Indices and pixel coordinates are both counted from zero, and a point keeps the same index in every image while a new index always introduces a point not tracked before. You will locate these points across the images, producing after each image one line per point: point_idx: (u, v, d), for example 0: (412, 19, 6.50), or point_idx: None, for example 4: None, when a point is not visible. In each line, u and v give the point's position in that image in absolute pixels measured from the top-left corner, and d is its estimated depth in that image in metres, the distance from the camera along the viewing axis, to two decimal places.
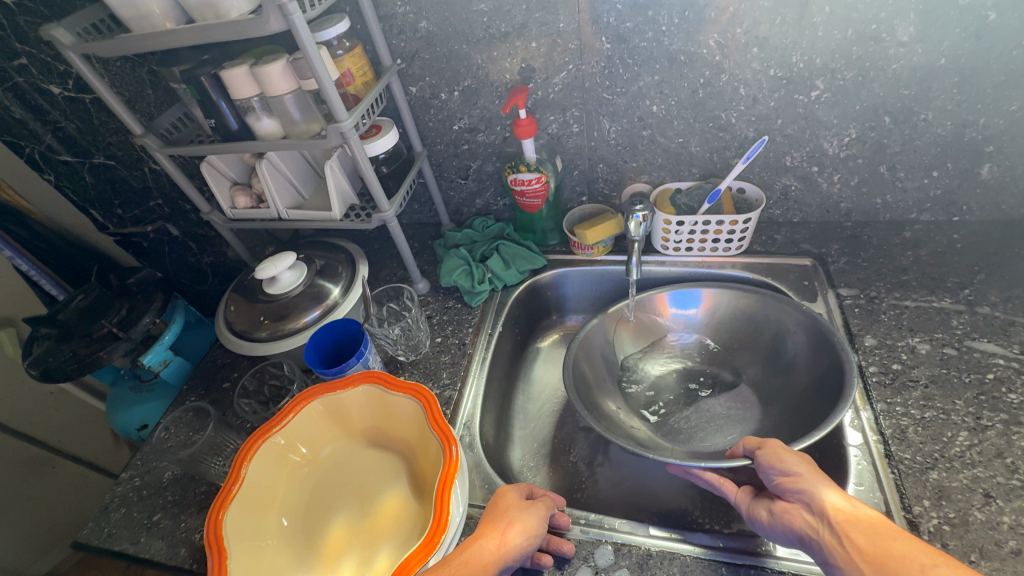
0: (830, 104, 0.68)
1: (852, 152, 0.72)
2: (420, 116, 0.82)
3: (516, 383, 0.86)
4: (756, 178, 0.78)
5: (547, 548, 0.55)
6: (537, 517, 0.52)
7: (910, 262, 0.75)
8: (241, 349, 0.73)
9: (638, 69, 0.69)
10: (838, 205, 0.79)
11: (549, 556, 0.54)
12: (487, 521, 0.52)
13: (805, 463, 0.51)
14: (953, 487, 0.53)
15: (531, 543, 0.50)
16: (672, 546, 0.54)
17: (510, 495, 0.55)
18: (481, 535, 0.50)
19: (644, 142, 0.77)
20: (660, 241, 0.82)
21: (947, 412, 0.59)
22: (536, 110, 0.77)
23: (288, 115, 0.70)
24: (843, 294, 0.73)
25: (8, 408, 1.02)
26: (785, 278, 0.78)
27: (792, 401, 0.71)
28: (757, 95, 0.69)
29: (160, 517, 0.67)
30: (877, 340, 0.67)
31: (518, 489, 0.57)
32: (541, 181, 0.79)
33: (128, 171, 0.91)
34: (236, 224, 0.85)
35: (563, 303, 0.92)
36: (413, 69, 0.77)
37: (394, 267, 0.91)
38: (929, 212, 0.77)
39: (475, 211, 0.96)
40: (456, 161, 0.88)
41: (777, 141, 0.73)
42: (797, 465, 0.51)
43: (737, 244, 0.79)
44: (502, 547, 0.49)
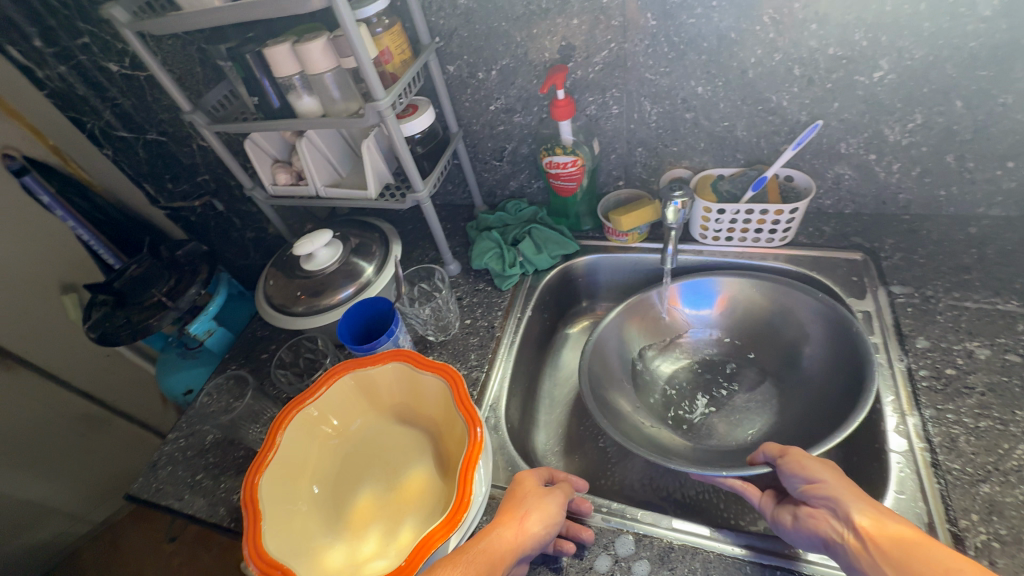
0: (894, 87, 0.63)
1: (916, 139, 0.67)
2: (456, 96, 0.82)
3: (543, 367, 0.85)
4: (807, 166, 0.74)
5: (567, 535, 0.55)
6: (555, 504, 0.53)
7: (973, 260, 0.69)
8: (278, 323, 0.76)
9: (683, 48, 0.66)
10: (896, 196, 0.74)
11: (569, 542, 0.54)
12: (505, 506, 0.53)
13: (828, 471, 0.50)
14: (1006, 502, 0.50)
15: (550, 531, 0.51)
16: (695, 541, 0.53)
17: (528, 481, 0.56)
18: (501, 522, 0.50)
19: (687, 126, 0.74)
20: (698, 230, 0.79)
21: (1005, 423, 0.55)
22: (575, 91, 0.75)
23: (327, 94, 0.70)
24: (895, 292, 0.68)
25: (72, 368, 1.11)
26: (832, 272, 0.73)
27: (813, 397, 0.69)
28: (813, 76, 0.65)
29: (202, 476, 0.71)
30: (930, 343, 0.62)
31: (536, 475, 0.57)
32: (577, 164, 0.77)
33: (178, 147, 0.95)
34: (277, 200, 0.87)
35: (593, 290, 0.90)
36: (451, 48, 0.76)
37: (427, 248, 0.92)
38: (999, 207, 0.71)
39: (509, 193, 0.95)
40: (491, 143, 0.87)
41: (832, 126, 0.68)
42: (819, 473, 0.50)
43: (781, 235, 0.75)
44: (520, 536, 0.49)
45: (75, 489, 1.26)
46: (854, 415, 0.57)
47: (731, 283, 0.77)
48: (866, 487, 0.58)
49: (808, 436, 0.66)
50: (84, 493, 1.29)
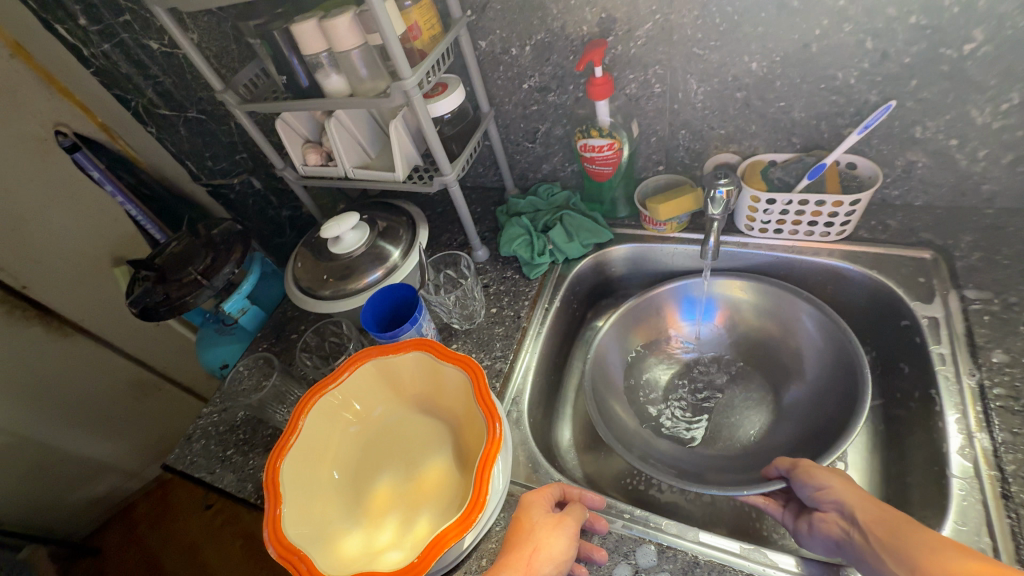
0: (988, 61, 0.55)
1: (1009, 122, 0.58)
2: (488, 73, 0.78)
3: (571, 359, 0.82)
4: (873, 152, 0.66)
5: (579, 557, 0.52)
6: (564, 540, 0.49)
7: None
8: (304, 305, 0.76)
9: (738, 18, 0.60)
10: (978, 187, 0.65)
11: (582, 565, 0.51)
12: (510, 544, 0.50)
13: (834, 477, 0.52)
14: None
15: (560, 570, 0.48)
16: (723, 558, 0.50)
17: (536, 512, 0.52)
18: (506, 565, 0.47)
19: (737, 106, 0.68)
20: (744, 221, 0.73)
21: None
22: (614, 68, 0.70)
23: (355, 72, 0.68)
24: (970, 297, 0.61)
25: (124, 336, 1.16)
26: (895, 271, 0.66)
27: (813, 396, 0.69)
28: (889, 50, 0.57)
29: (233, 452, 0.73)
30: (1009, 357, 0.55)
31: (543, 500, 0.54)
32: (613, 148, 0.73)
33: (217, 125, 0.96)
34: (307, 181, 0.87)
35: (623, 280, 0.86)
36: (483, 22, 0.72)
37: (455, 232, 0.89)
38: None
39: (541, 176, 0.91)
40: (524, 124, 0.83)
41: (907, 107, 0.61)
42: (827, 479, 0.52)
43: (838, 228, 0.68)
44: None
45: (130, 447, 1.34)
46: (848, 433, 0.57)
47: (724, 287, 0.77)
48: (921, 513, 0.53)
49: (807, 434, 0.66)
50: (137, 453, 1.37)
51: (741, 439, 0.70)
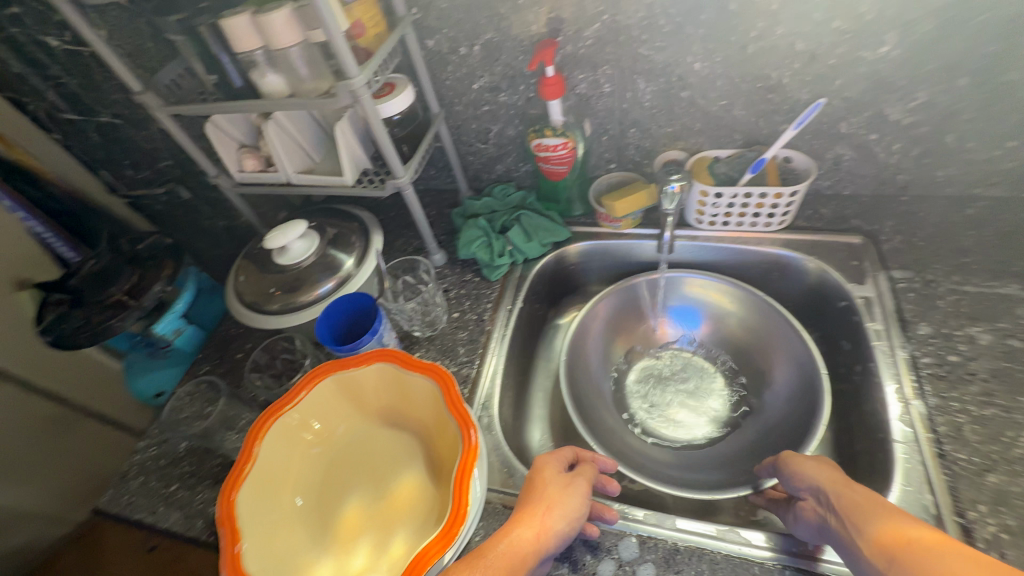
0: (900, 62, 0.60)
1: (919, 118, 0.64)
2: (437, 73, 0.76)
3: (535, 360, 0.82)
4: (806, 147, 0.71)
5: (592, 516, 0.54)
6: (577, 498, 0.51)
7: (973, 242, 0.68)
8: (251, 322, 0.71)
9: (681, 20, 0.62)
10: (895, 176, 0.72)
11: (594, 526, 0.53)
12: (524, 505, 0.50)
13: (809, 469, 0.52)
14: (1012, 491, 0.49)
15: (572, 527, 0.49)
16: (701, 541, 0.51)
17: (548, 473, 0.54)
18: (520, 523, 0.48)
19: (682, 105, 0.70)
20: (694, 215, 0.76)
21: (1010, 410, 0.54)
22: (565, 68, 0.70)
23: (294, 71, 0.64)
24: (896, 277, 0.67)
25: (27, 365, 0.98)
26: (831, 256, 0.71)
27: (770, 381, 0.73)
28: (816, 52, 0.61)
29: (177, 487, 0.66)
30: (932, 329, 0.61)
31: (556, 460, 0.56)
32: (568, 147, 0.73)
33: (136, 131, 0.87)
34: (244, 188, 0.81)
35: (582, 278, 0.87)
36: (429, 21, 0.70)
37: (410, 236, 0.86)
38: (998, 186, 0.69)
39: (495, 177, 0.90)
40: (475, 124, 0.82)
41: (833, 105, 0.65)
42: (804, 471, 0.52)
43: (779, 219, 0.73)
44: (542, 534, 0.47)
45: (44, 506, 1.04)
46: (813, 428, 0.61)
47: (706, 289, 0.78)
48: (867, 478, 0.58)
49: (770, 419, 0.70)
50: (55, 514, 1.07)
51: (703, 440, 0.72)
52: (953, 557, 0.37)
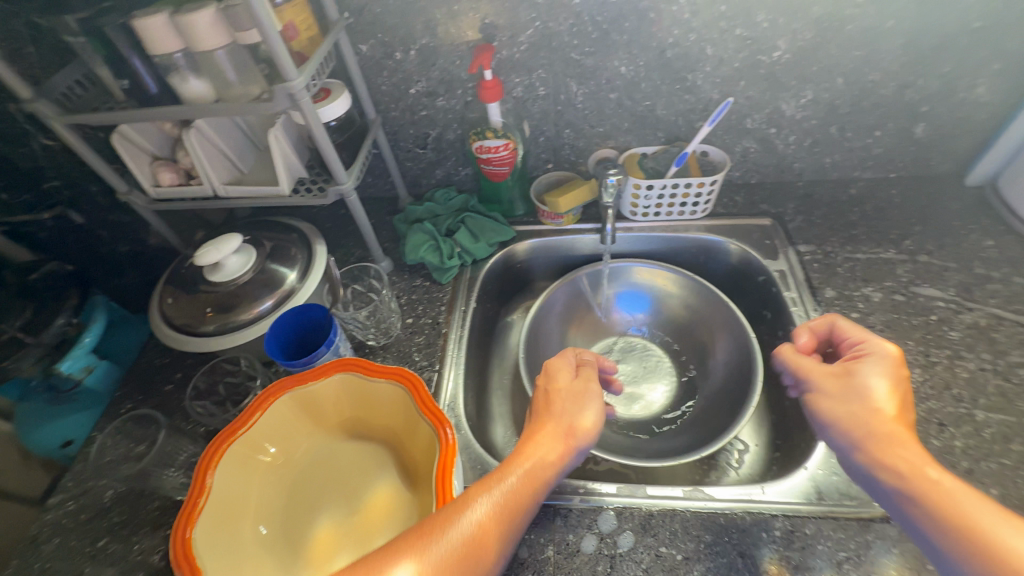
0: (790, 65, 0.69)
1: (808, 113, 0.75)
2: (372, 78, 0.75)
3: (492, 359, 0.83)
4: (719, 141, 0.80)
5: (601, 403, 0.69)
6: (596, 407, 0.57)
7: (857, 217, 0.80)
8: (185, 347, 0.65)
9: (607, 26, 0.67)
10: (792, 165, 0.82)
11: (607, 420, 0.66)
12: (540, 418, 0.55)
13: (836, 377, 0.52)
14: (912, 419, 0.58)
15: (596, 430, 0.55)
16: (672, 504, 0.55)
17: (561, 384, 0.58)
18: (545, 436, 0.53)
19: (612, 105, 0.76)
20: (629, 207, 0.82)
21: (902, 352, 0.64)
22: (501, 72, 0.73)
23: (221, 76, 0.60)
24: (802, 250, 0.77)
25: None
26: (748, 237, 0.80)
27: (708, 354, 0.80)
28: (723, 56, 0.69)
29: (107, 541, 0.59)
30: (836, 292, 0.71)
31: (566, 368, 0.61)
32: (509, 148, 0.76)
33: (12, 146, 0.68)
34: (162, 205, 0.74)
35: (530, 275, 0.89)
36: (362, 25, 0.69)
37: (352, 246, 0.84)
38: (870, 169, 0.82)
39: (435, 182, 0.90)
40: (413, 129, 0.82)
41: (740, 104, 0.74)
42: (827, 381, 0.53)
43: (703, 207, 0.80)
44: (568, 440, 0.53)
45: None
46: (751, 391, 0.67)
47: (650, 276, 0.84)
48: (799, 427, 0.65)
49: (712, 388, 0.77)
50: None
51: (656, 417, 0.77)
52: (973, 511, 0.40)
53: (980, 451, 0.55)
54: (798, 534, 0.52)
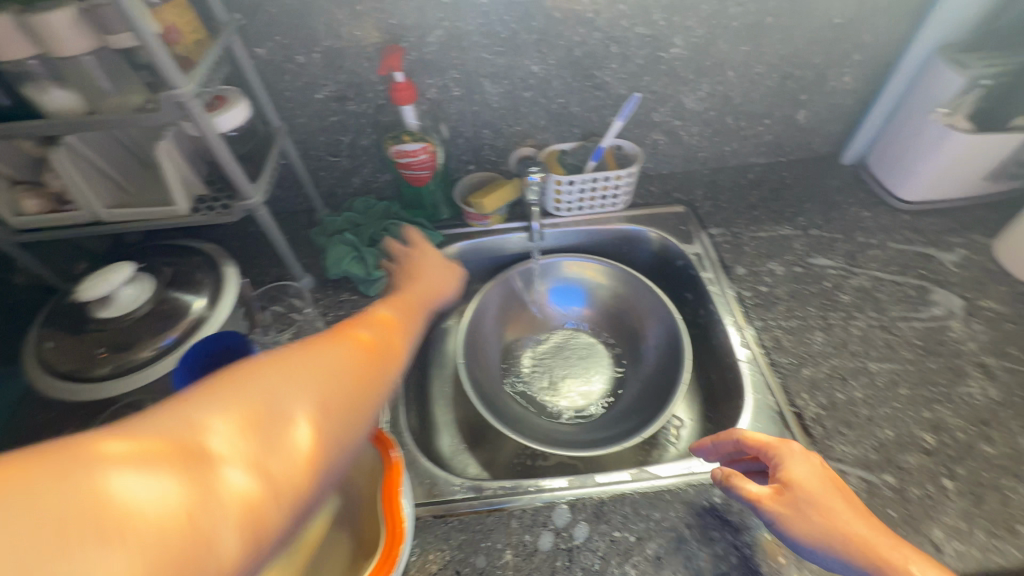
0: (687, 61, 0.74)
1: (706, 105, 0.80)
2: (272, 83, 0.70)
3: (430, 368, 0.81)
4: (630, 135, 0.83)
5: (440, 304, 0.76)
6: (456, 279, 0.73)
7: (757, 199, 0.87)
8: (75, 395, 0.57)
9: (515, 26, 0.67)
10: (697, 154, 0.88)
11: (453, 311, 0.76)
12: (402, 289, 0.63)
13: (781, 500, 0.47)
14: (820, 378, 0.64)
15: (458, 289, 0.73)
16: (620, 488, 0.57)
17: (415, 255, 0.73)
18: (415, 283, 0.67)
19: (527, 104, 0.77)
20: (553, 203, 0.83)
21: (806, 318, 0.71)
22: (413, 73, 0.71)
23: (91, 85, 0.53)
24: (713, 233, 0.82)
25: None
26: (665, 225, 0.84)
27: (640, 339, 0.83)
28: (627, 53, 0.72)
29: None
30: (746, 268, 0.77)
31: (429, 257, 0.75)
32: (428, 151, 0.74)
33: None
34: (28, 236, 0.64)
35: (462, 278, 0.88)
36: (256, 27, 0.65)
37: (266, 265, 0.78)
38: (763, 155, 0.90)
39: (353, 191, 0.86)
40: (324, 136, 0.78)
41: (646, 98, 0.78)
42: (773, 507, 0.47)
43: (622, 199, 0.84)
44: (436, 284, 0.69)
45: None
46: (682, 368, 0.71)
47: (579, 269, 0.86)
48: (726, 397, 0.70)
49: (647, 370, 0.80)
50: None
51: (597, 405, 0.79)
52: None
53: (875, 398, 0.62)
54: (736, 498, 0.55)
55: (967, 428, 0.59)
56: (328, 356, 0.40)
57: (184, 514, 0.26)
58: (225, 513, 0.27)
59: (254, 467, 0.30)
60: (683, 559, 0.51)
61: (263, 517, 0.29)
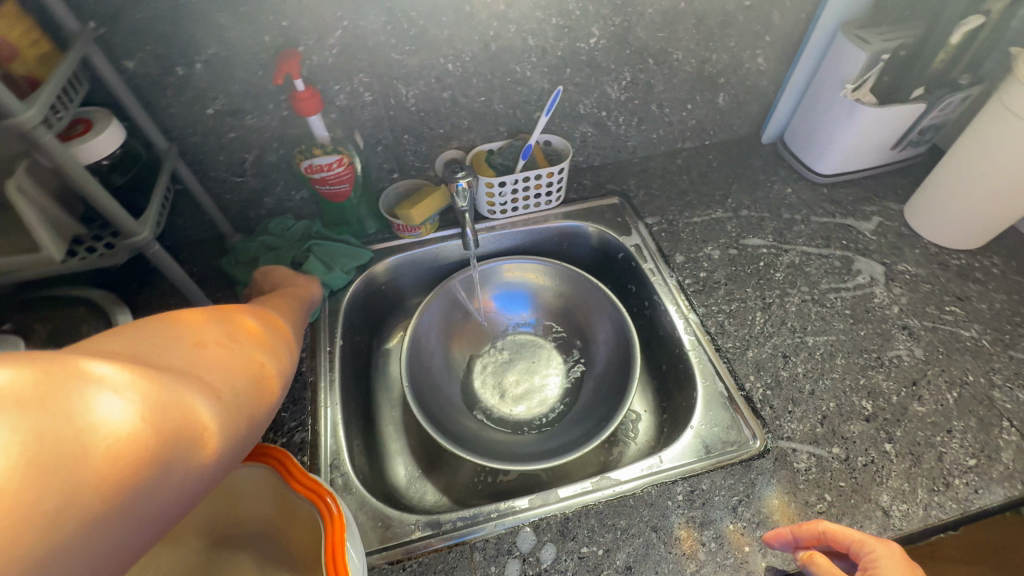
0: (607, 50, 0.72)
1: (630, 94, 0.79)
2: (151, 100, 0.61)
3: (373, 395, 0.75)
4: (558, 130, 0.81)
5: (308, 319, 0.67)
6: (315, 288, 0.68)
7: (687, 184, 0.87)
8: None
9: (423, 23, 0.63)
10: (627, 144, 0.87)
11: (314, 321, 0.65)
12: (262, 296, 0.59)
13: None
14: (764, 358, 0.65)
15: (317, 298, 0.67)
16: (582, 500, 0.55)
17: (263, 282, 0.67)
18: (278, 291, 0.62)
19: (447, 105, 0.72)
20: (486, 207, 0.80)
21: (745, 299, 0.72)
22: (316, 80, 0.65)
23: None
24: (650, 223, 0.82)
25: None
26: (602, 218, 0.83)
27: (589, 335, 0.82)
28: (545, 46, 0.69)
29: None
30: (684, 256, 0.77)
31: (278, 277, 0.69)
32: (344, 163, 0.68)
33: None
34: None
35: (399, 294, 0.83)
36: (120, 37, 0.56)
37: (172, 305, 0.69)
38: (690, 140, 0.91)
39: (266, 212, 0.78)
40: (223, 156, 0.69)
41: (570, 91, 0.76)
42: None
43: (556, 195, 0.81)
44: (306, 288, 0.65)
45: None
46: (633, 362, 0.70)
47: (520, 272, 0.83)
48: (678, 387, 0.70)
49: (599, 367, 0.79)
50: None
51: (554, 409, 0.77)
52: None
53: (815, 371, 0.64)
54: (698, 492, 0.55)
55: (899, 390, 0.62)
56: (211, 322, 0.38)
57: (37, 442, 0.23)
58: (101, 444, 0.25)
59: (141, 397, 0.27)
60: (654, 565, 0.50)
61: (150, 454, 0.27)
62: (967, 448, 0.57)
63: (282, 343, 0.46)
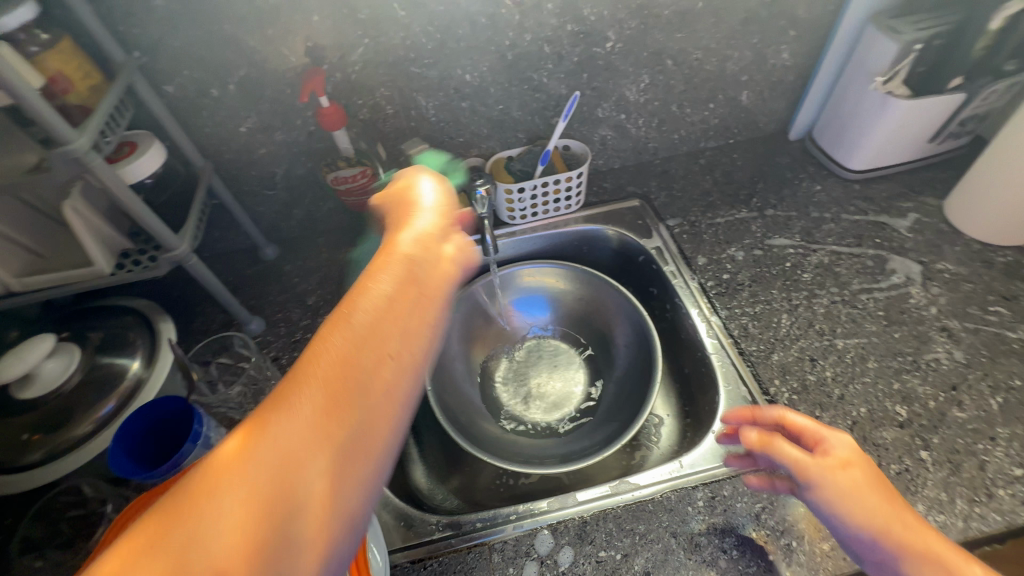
0: (624, 54, 0.72)
1: (649, 96, 0.79)
2: (190, 121, 0.66)
3: None
4: (577, 134, 0.82)
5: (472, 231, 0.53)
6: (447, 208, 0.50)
7: (711, 184, 0.86)
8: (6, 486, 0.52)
9: (440, 37, 0.64)
10: (648, 146, 0.87)
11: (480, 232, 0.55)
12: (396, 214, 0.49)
13: (833, 476, 0.44)
14: (790, 362, 0.64)
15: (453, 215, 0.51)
16: (601, 505, 0.55)
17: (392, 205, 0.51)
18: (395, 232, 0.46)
19: (466, 114, 0.74)
20: (507, 212, 0.81)
21: (770, 301, 0.70)
22: (340, 96, 0.67)
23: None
24: (671, 225, 0.81)
25: None
26: (622, 221, 0.83)
27: (610, 339, 0.82)
28: (561, 52, 0.70)
29: None
30: (706, 258, 0.76)
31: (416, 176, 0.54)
32: (367, 175, 0.71)
33: None
34: None
35: None
36: (161, 63, 0.60)
37: (211, 312, 0.73)
38: (713, 139, 0.89)
39: (296, 223, 0.82)
40: (256, 170, 0.73)
41: (587, 95, 0.76)
42: (823, 479, 0.44)
43: (576, 199, 0.82)
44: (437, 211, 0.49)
45: None
46: (654, 366, 0.69)
47: (539, 276, 0.83)
48: (700, 391, 0.69)
49: (620, 371, 0.79)
50: None
51: (576, 414, 0.77)
52: None
53: (845, 375, 0.62)
54: (719, 498, 0.54)
55: (937, 396, 0.59)
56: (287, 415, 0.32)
57: None
58: None
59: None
60: (672, 570, 0.50)
61: None
62: (1013, 457, 0.54)
63: (400, 381, 0.36)
